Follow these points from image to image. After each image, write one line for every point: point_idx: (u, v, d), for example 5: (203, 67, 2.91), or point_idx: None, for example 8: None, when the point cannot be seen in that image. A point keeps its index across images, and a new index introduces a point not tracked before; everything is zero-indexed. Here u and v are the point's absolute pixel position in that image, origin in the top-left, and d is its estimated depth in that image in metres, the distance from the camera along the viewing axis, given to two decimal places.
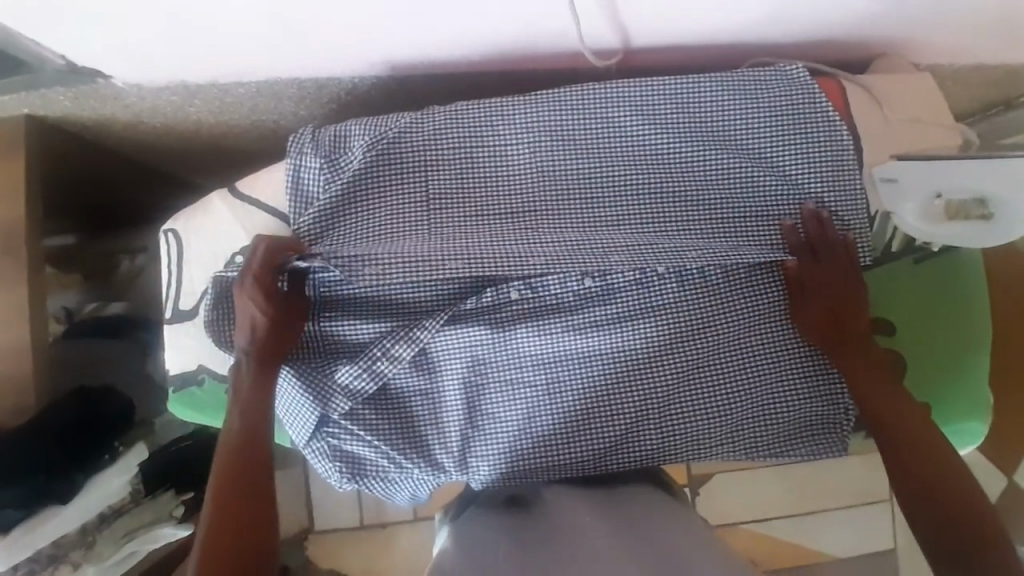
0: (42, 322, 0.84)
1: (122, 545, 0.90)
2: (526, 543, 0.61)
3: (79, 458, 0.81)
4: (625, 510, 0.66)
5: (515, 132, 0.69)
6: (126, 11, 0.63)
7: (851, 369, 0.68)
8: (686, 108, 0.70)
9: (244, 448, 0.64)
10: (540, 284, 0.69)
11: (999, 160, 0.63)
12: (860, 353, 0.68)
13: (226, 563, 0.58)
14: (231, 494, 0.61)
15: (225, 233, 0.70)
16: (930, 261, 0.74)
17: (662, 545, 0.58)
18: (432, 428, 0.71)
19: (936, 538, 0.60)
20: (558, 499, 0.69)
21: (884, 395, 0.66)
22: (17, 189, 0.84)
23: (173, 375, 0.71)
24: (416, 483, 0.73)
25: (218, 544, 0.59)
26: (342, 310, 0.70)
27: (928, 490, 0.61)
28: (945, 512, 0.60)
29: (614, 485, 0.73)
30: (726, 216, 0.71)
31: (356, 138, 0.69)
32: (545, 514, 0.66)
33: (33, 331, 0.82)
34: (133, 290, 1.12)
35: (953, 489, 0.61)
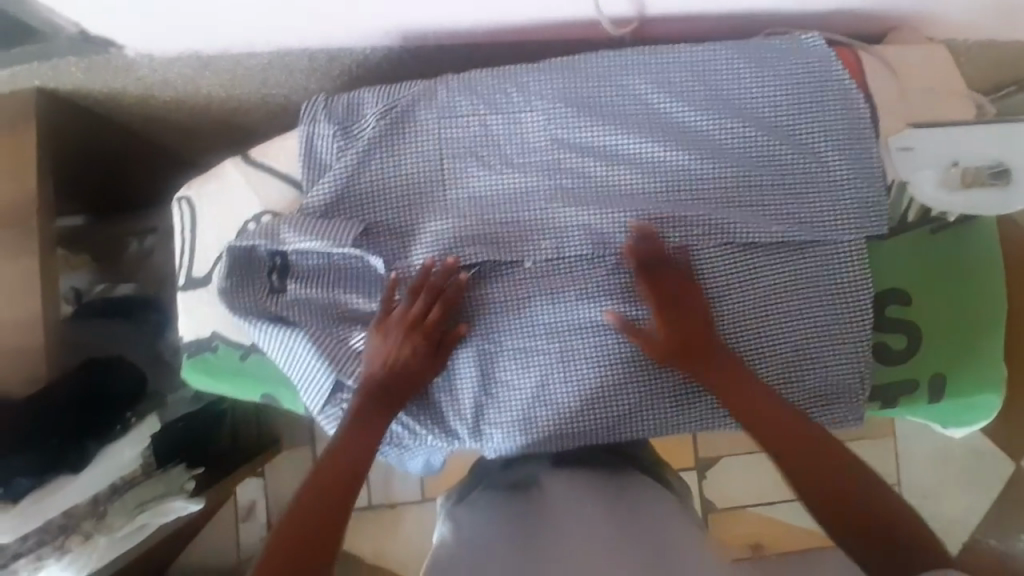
0: (55, 305, 0.84)
1: (134, 516, 0.90)
2: (520, 528, 0.63)
3: (92, 428, 0.81)
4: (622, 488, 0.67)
5: (531, 99, 0.69)
6: None
7: (722, 389, 0.66)
8: (702, 75, 0.70)
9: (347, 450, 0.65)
10: (553, 252, 0.69)
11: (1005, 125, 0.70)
12: (720, 369, 0.66)
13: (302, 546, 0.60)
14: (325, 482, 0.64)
15: (238, 199, 0.70)
16: (945, 231, 0.74)
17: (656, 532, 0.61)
18: (445, 392, 0.71)
19: (867, 553, 0.58)
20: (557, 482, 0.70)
21: (770, 411, 0.65)
22: (29, 161, 0.84)
23: (187, 341, 0.71)
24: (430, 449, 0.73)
25: (299, 522, 0.61)
26: (354, 277, 0.70)
27: (852, 502, 0.60)
28: (869, 520, 0.59)
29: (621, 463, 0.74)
30: (743, 183, 0.70)
31: (370, 104, 0.69)
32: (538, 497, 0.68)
33: (45, 312, 0.83)
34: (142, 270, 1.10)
35: (875, 498, 0.60)
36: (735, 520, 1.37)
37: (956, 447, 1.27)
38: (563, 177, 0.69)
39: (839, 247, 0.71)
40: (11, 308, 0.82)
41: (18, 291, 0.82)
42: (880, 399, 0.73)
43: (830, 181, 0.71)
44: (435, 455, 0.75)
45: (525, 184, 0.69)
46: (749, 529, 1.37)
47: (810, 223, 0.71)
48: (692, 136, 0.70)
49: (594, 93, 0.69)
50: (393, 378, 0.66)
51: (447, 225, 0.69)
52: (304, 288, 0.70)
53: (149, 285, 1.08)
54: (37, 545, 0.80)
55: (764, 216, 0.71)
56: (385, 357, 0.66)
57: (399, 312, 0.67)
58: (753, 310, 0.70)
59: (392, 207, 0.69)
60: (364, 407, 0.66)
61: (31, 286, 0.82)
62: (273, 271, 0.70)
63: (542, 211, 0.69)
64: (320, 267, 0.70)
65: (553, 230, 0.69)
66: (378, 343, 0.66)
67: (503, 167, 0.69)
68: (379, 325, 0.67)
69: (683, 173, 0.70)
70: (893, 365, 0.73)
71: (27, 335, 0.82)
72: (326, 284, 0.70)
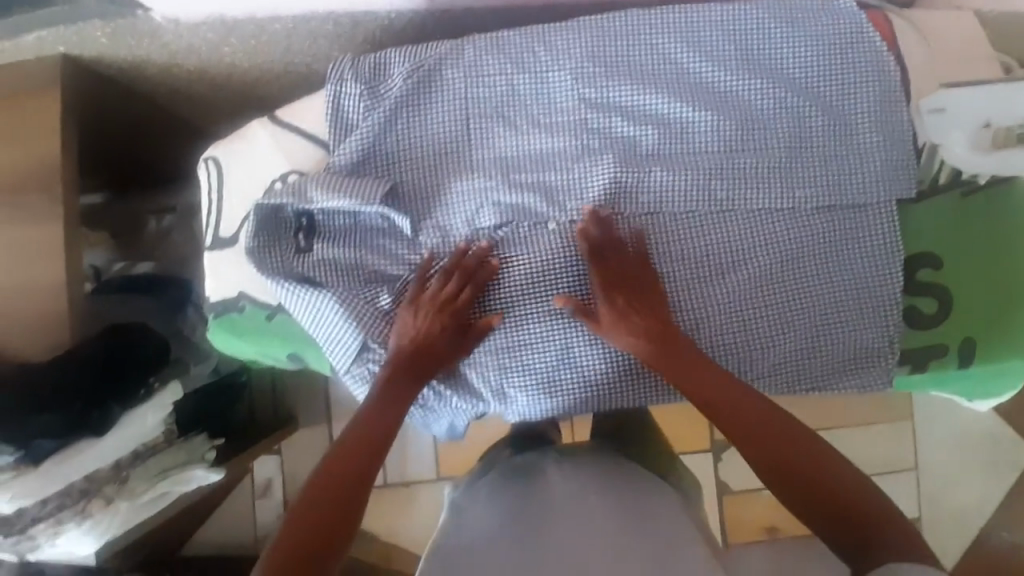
0: (79, 278, 0.82)
1: (156, 483, 0.92)
2: (521, 526, 0.65)
3: (117, 391, 0.81)
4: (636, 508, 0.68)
5: (558, 58, 0.68)
6: None
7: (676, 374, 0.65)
8: (732, 34, 0.69)
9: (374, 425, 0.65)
10: (578, 213, 0.69)
11: None
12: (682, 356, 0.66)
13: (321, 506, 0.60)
14: (348, 449, 0.65)
15: (265, 158, 0.71)
16: (977, 195, 0.73)
17: (654, 535, 0.64)
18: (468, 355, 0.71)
19: (832, 535, 0.59)
20: (566, 482, 0.73)
21: (732, 408, 0.65)
22: (52, 124, 0.82)
23: (214, 302, 0.72)
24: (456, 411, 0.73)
25: (321, 483, 0.62)
26: (381, 238, 0.70)
27: (820, 487, 0.61)
28: (835, 505, 0.60)
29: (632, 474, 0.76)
30: (773, 144, 0.69)
31: (396, 65, 0.69)
32: (546, 497, 0.70)
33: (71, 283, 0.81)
34: (160, 247, 1.12)
35: (846, 481, 0.61)
36: (745, 504, 1.33)
37: (975, 431, 1.23)
38: (589, 137, 0.69)
39: (867, 209, 0.70)
40: (35, 272, 0.81)
41: (40, 257, 0.81)
42: (910, 364, 0.73)
43: (860, 142, 0.70)
44: (459, 419, 0.74)
45: (551, 144, 0.69)
46: (758, 513, 1.32)
47: (839, 185, 0.70)
48: (720, 96, 0.69)
49: (623, 52, 0.69)
50: (421, 352, 0.66)
51: (474, 184, 0.69)
52: (332, 247, 0.70)
53: (171, 262, 1.09)
54: (57, 509, 0.80)
55: (791, 178, 0.70)
56: (413, 333, 0.67)
57: (432, 292, 0.67)
58: (780, 272, 0.70)
59: (419, 167, 0.69)
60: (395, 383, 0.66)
61: (55, 252, 0.81)
62: (300, 231, 0.70)
63: (568, 171, 0.69)
64: (347, 227, 0.70)
65: (579, 191, 0.69)
66: (407, 320, 0.67)
67: (530, 127, 0.69)
68: (409, 305, 0.68)
69: (710, 134, 0.69)
70: (925, 330, 0.73)
71: (50, 302, 0.80)
72: (352, 244, 0.70)
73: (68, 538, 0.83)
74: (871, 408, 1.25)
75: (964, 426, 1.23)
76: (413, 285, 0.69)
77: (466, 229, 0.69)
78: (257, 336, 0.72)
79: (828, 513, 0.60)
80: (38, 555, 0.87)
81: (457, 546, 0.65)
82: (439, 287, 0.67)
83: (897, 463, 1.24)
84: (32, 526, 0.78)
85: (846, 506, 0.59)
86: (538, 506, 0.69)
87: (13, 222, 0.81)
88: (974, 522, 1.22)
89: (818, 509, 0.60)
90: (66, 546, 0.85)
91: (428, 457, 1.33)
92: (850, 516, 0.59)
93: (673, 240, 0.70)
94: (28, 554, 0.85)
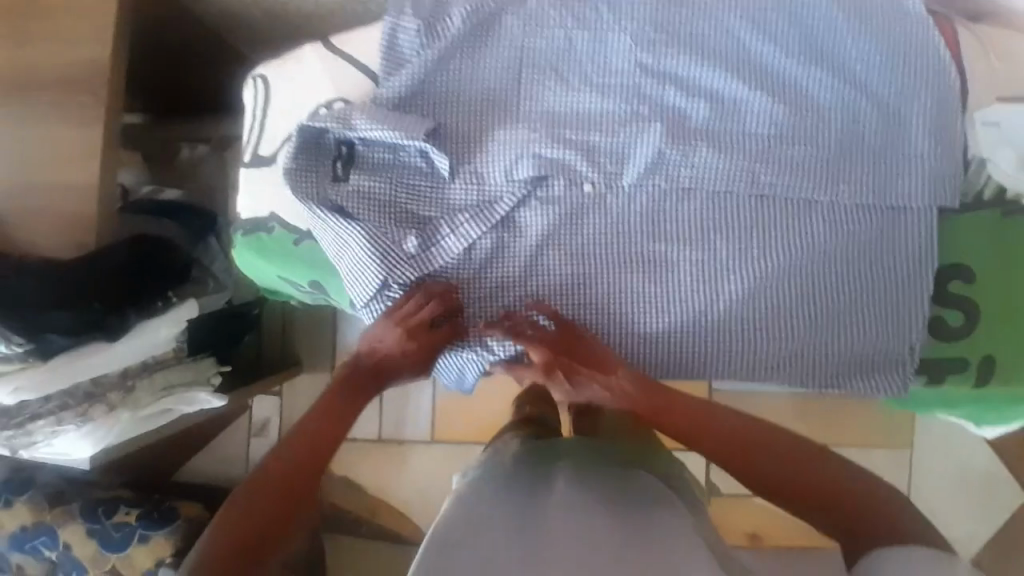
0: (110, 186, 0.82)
1: (160, 398, 0.93)
2: (519, 519, 0.66)
3: (135, 297, 0.82)
4: (633, 512, 0.69)
5: (619, 19, 0.68)
6: None
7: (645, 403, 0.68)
8: (797, 19, 0.68)
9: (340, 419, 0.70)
10: (616, 177, 0.69)
11: None
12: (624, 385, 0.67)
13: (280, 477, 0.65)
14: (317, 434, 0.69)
15: (313, 82, 0.72)
16: (1019, 216, 0.71)
17: (657, 540, 0.63)
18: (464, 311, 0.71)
19: (840, 530, 0.63)
20: (565, 484, 0.74)
21: (708, 429, 0.68)
22: (105, 28, 0.82)
23: (245, 220, 0.74)
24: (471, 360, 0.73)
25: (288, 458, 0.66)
26: (416, 177, 0.70)
27: (815, 487, 0.64)
28: (834, 503, 0.63)
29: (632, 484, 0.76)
30: (822, 135, 0.68)
31: (456, 4, 0.68)
32: (544, 499, 0.71)
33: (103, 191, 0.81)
34: (193, 177, 1.11)
35: (837, 478, 0.65)
36: (733, 511, 1.25)
37: (972, 470, 1.20)
38: (639, 102, 0.68)
39: (908, 213, 0.69)
40: (69, 172, 0.81)
41: (76, 156, 0.81)
42: (927, 375, 0.73)
43: (910, 145, 0.68)
44: (468, 368, 0.74)
45: (599, 105, 0.68)
46: (746, 520, 1.24)
47: (883, 184, 0.68)
48: (776, 80, 0.69)
49: (685, 22, 0.68)
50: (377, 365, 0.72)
51: (517, 134, 0.68)
52: (368, 180, 0.69)
53: (194, 196, 1.09)
54: (59, 408, 0.81)
55: (835, 171, 0.68)
56: (382, 342, 0.71)
57: (405, 314, 0.68)
58: (809, 264, 0.69)
59: (464, 110, 0.69)
60: (353, 382, 0.72)
61: (91, 154, 0.81)
62: (339, 159, 0.70)
63: (613, 134, 0.68)
64: (385, 162, 0.70)
65: (620, 155, 0.69)
66: (383, 330, 0.70)
67: (581, 85, 0.68)
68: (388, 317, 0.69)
69: (760, 115, 0.68)
70: (948, 342, 0.72)
71: (81, 203, 0.80)
72: (389, 179, 0.70)
73: (65, 439, 0.83)
74: (870, 430, 1.23)
75: (961, 462, 1.21)
76: (398, 299, 0.70)
77: (500, 179, 0.69)
78: (282, 258, 0.73)
79: (814, 505, 0.64)
80: (32, 453, 0.87)
81: (463, 535, 0.65)
82: (413, 310, 0.68)
83: None
84: (31, 421, 0.80)
85: (831, 497, 0.64)
86: (535, 513, 0.67)
87: (56, 119, 0.81)
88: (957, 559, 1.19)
89: (804, 501, 0.64)
90: (62, 447, 0.85)
91: (426, 417, 1.30)
92: (835, 504, 0.63)
93: (707, 217, 0.69)
94: (23, 450, 0.86)
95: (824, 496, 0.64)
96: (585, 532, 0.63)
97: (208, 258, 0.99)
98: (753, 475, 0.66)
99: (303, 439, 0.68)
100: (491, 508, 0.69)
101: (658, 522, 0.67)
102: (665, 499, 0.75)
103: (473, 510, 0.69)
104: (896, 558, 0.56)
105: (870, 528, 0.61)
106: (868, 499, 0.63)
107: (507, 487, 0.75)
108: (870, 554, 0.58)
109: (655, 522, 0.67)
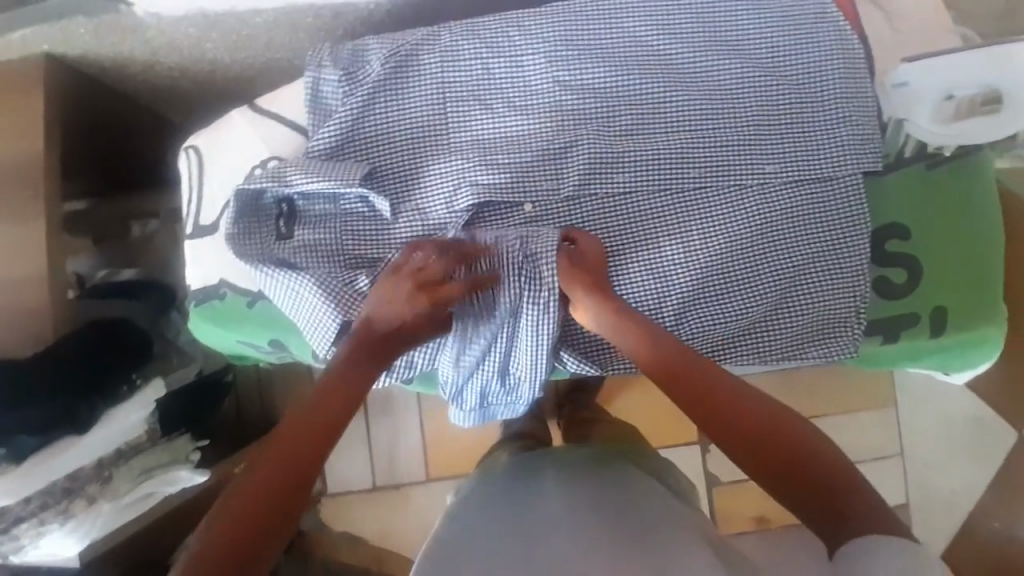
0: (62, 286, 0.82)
1: (139, 483, 0.90)
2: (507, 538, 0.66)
3: (97, 387, 0.81)
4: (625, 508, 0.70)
5: (531, 43, 0.70)
6: None
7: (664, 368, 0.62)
8: (698, 15, 0.71)
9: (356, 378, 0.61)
10: (554, 193, 0.70)
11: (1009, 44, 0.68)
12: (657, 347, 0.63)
13: (297, 451, 0.56)
14: (328, 403, 0.59)
15: (246, 146, 0.73)
16: (943, 167, 0.75)
17: (650, 538, 0.63)
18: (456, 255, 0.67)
19: (809, 517, 0.55)
20: (550, 496, 0.73)
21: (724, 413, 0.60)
22: (37, 120, 0.82)
23: (195, 291, 0.74)
24: (499, 388, 0.73)
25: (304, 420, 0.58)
26: (362, 220, 0.71)
27: (813, 478, 0.56)
28: (822, 493, 0.55)
29: (625, 485, 0.75)
30: (740, 120, 0.71)
31: (374, 51, 0.70)
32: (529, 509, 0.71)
33: (54, 283, 0.81)
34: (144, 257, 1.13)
35: (840, 472, 0.57)
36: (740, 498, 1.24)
37: (957, 416, 1.22)
38: (564, 117, 0.70)
39: (835, 181, 0.71)
40: (21, 267, 0.80)
41: (20, 251, 0.81)
42: (880, 333, 0.74)
43: (824, 116, 0.71)
44: (472, 416, 0.76)
45: (525, 124, 0.70)
46: (752, 505, 1.23)
47: (809, 159, 0.71)
48: (689, 75, 0.71)
49: (596, 37, 0.71)
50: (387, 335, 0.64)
51: (452, 166, 0.70)
52: (313, 234, 0.70)
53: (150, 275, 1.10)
54: (40, 508, 0.77)
55: (760, 153, 0.71)
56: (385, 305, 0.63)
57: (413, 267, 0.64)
58: (751, 242, 0.71)
59: (397, 151, 0.70)
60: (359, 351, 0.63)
61: (39, 245, 0.81)
62: (281, 217, 0.70)
63: (543, 151, 0.70)
64: (327, 212, 0.71)
65: (554, 169, 0.70)
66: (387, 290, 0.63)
67: (506, 110, 0.70)
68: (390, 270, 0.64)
69: (679, 110, 0.71)
70: (895, 300, 0.74)
71: (34, 299, 0.80)
72: (332, 229, 0.70)
73: (50, 540, 0.79)
74: (855, 396, 1.24)
75: (945, 409, 1.23)
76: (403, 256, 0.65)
77: (441, 211, 0.70)
78: (238, 323, 0.73)
79: (798, 492, 0.56)
80: (22, 556, 0.82)
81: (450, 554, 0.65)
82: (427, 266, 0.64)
83: (881, 450, 1.23)
84: (14, 527, 0.76)
85: (820, 486, 0.56)
86: (536, 525, 0.67)
87: None
88: (957, 504, 1.21)
89: (790, 490, 0.57)
90: (51, 548, 0.80)
91: (418, 455, 1.29)
92: (826, 498, 0.55)
93: (647, 215, 0.71)
94: (13, 556, 0.80)
95: (813, 481, 0.56)
96: (582, 539, 0.63)
97: (171, 330, 1.01)
98: (749, 450, 0.58)
99: (291, 440, 0.56)
100: (485, 525, 0.69)
101: (650, 520, 0.67)
102: (664, 495, 0.75)
103: (473, 530, 0.69)
104: (876, 557, 0.48)
105: (851, 527, 0.52)
106: (854, 497, 0.55)
107: (499, 506, 0.74)
108: (848, 542, 0.51)
109: (647, 516, 0.68)
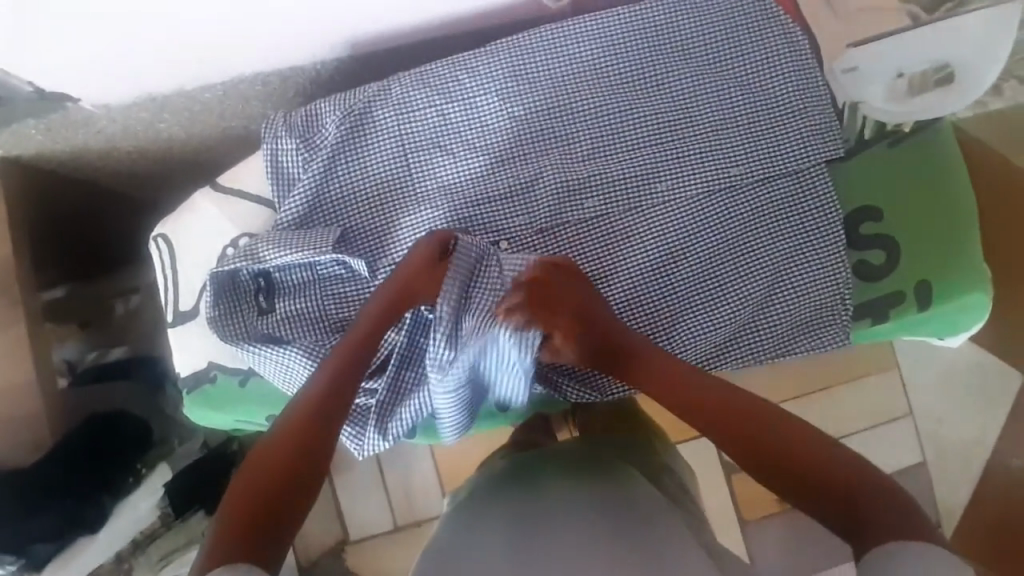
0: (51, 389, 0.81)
1: (159, 570, 0.92)
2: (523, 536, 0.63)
3: (104, 484, 0.81)
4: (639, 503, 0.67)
5: (482, 83, 0.70)
6: (106, 45, 0.64)
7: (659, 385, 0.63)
8: (641, 30, 0.72)
9: (339, 386, 0.59)
10: (528, 226, 0.71)
11: (958, 19, 0.76)
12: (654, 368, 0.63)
13: (288, 453, 0.54)
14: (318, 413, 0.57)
15: (214, 227, 0.73)
16: (905, 143, 0.76)
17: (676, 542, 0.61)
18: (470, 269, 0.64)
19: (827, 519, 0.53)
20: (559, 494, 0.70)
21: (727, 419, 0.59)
22: (3, 228, 0.81)
23: (185, 377, 0.73)
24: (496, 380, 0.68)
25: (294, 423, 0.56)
26: (340, 284, 0.70)
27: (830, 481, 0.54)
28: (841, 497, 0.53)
29: None
30: (699, 127, 0.71)
31: (327, 114, 0.70)
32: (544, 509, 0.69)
33: (43, 387, 0.80)
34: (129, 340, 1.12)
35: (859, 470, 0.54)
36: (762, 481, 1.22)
37: (958, 368, 1.23)
38: (526, 151, 0.71)
39: (801, 173, 0.72)
40: (4, 378, 0.79)
41: (3, 360, 0.79)
42: (868, 316, 0.74)
43: (781, 110, 0.72)
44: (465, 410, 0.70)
45: (488, 164, 0.70)
46: None
47: (773, 156, 0.72)
48: (642, 91, 0.72)
49: (544, 67, 0.71)
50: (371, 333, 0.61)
51: (423, 217, 0.70)
52: (294, 303, 0.70)
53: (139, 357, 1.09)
54: None
55: (724, 157, 0.71)
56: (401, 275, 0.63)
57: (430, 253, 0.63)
58: (728, 245, 0.71)
59: (366, 210, 0.70)
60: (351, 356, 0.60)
61: (20, 352, 0.79)
62: (260, 292, 0.70)
63: (510, 187, 0.70)
64: (304, 281, 0.70)
65: (523, 204, 0.71)
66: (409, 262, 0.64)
67: (467, 153, 0.70)
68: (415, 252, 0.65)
69: (637, 126, 0.71)
70: (877, 282, 0.74)
71: (25, 406, 0.79)
72: (311, 296, 0.70)
73: None
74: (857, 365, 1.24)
75: (944, 364, 1.24)
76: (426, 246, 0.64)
77: None
78: (232, 403, 0.73)
79: (812, 494, 0.54)
80: None
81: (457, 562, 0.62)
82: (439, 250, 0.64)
83: (890, 413, 1.24)
84: None
85: (840, 490, 0.53)
86: (541, 519, 0.65)
87: None
88: (973, 454, 1.22)
89: (803, 490, 0.55)
90: None
91: (435, 488, 1.28)
92: (840, 499, 0.53)
93: (623, 234, 0.71)
94: None
95: (831, 484, 0.54)
96: (591, 537, 0.60)
97: (172, 406, 0.99)
98: (747, 445, 0.58)
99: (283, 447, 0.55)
100: (483, 523, 0.68)
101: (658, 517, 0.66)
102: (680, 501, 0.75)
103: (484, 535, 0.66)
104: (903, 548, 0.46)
105: (868, 527, 0.50)
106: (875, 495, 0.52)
107: (497, 500, 0.72)
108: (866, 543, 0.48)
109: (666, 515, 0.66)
